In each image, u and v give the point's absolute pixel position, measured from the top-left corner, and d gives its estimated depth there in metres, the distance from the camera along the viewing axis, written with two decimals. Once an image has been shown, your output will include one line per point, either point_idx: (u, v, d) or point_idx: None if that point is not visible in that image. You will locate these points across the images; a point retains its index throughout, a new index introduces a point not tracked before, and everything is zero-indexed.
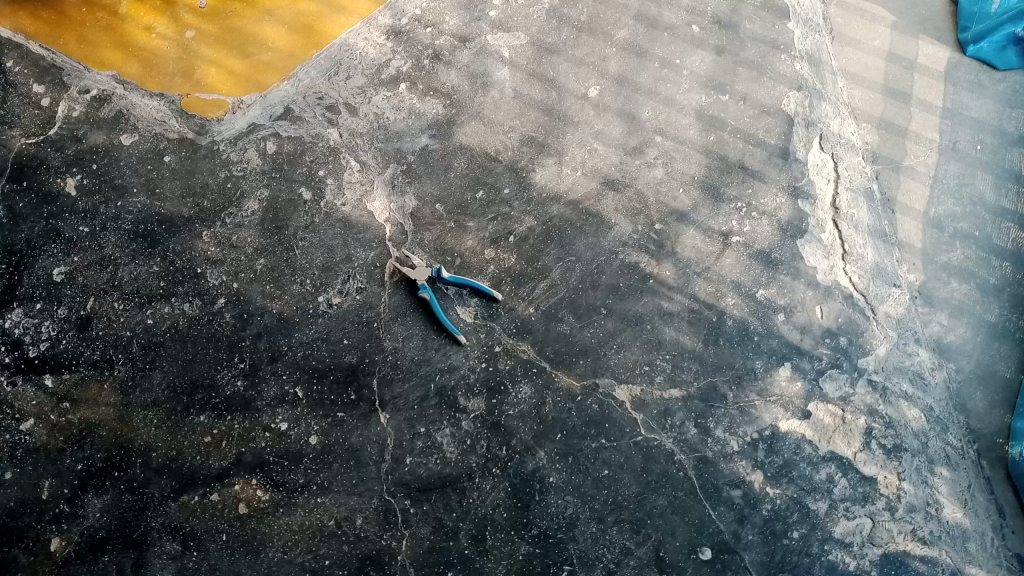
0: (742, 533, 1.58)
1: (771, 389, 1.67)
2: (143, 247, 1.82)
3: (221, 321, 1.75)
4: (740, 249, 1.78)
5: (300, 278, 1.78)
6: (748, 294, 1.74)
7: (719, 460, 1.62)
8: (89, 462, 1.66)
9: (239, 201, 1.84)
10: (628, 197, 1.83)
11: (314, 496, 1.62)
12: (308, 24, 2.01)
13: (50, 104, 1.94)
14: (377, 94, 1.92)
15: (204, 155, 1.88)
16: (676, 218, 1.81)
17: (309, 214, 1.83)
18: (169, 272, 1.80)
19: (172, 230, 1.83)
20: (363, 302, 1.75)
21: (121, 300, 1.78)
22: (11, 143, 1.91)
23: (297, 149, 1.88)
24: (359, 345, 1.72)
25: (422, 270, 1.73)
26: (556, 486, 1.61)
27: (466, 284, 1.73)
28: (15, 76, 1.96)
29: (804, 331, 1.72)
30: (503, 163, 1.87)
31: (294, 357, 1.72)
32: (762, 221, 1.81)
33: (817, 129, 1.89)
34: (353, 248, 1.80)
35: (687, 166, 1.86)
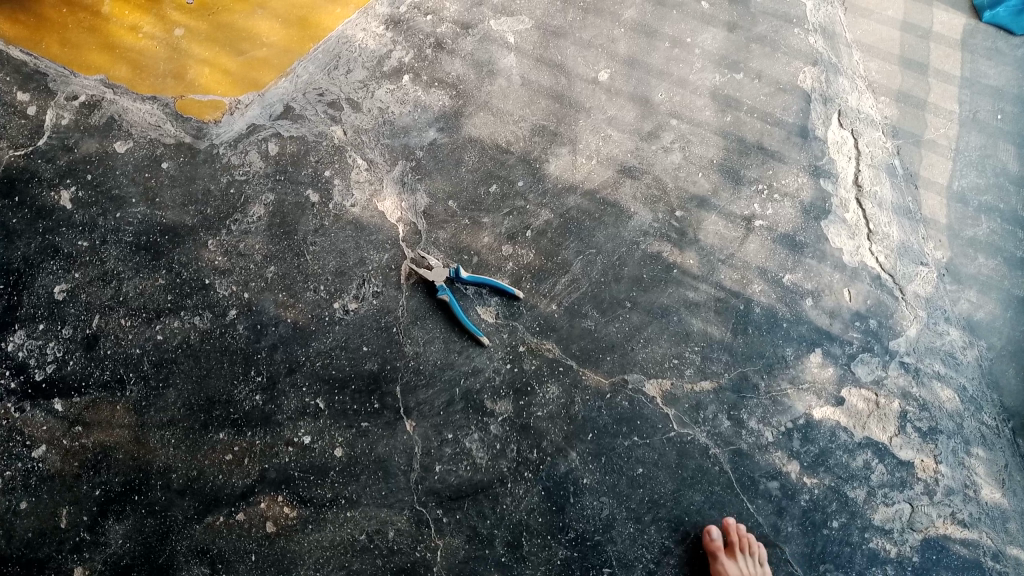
0: (782, 526, 1.56)
1: (803, 376, 1.64)
2: (146, 260, 1.75)
3: (234, 333, 1.70)
4: (763, 234, 1.73)
5: (313, 284, 1.72)
6: (775, 279, 1.70)
7: (755, 452, 1.60)
8: (107, 487, 1.62)
9: (244, 207, 1.78)
10: (646, 184, 1.77)
11: (343, 511, 1.59)
12: (302, 16, 1.92)
13: (36, 113, 1.85)
14: (380, 88, 1.85)
15: (203, 160, 1.80)
16: (696, 204, 1.76)
17: (317, 217, 1.76)
18: (176, 284, 1.73)
19: (176, 241, 1.76)
20: (381, 307, 1.70)
21: (127, 317, 1.71)
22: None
23: (301, 149, 1.81)
24: (380, 351, 1.67)
25: (440, 272, 1.68)
26: (590, 488, 1.58)
27: (486, 284, 1.68)
28: None
29: (833, 315, 1.68)
30: (515, 154, 1.80)
31: (313, 367, 1.67)
32: (784, 203, 1.75)
33: (836, 105, 1.83)
34: (366, 250, 1.74)
35: (705, 149, 1.80)
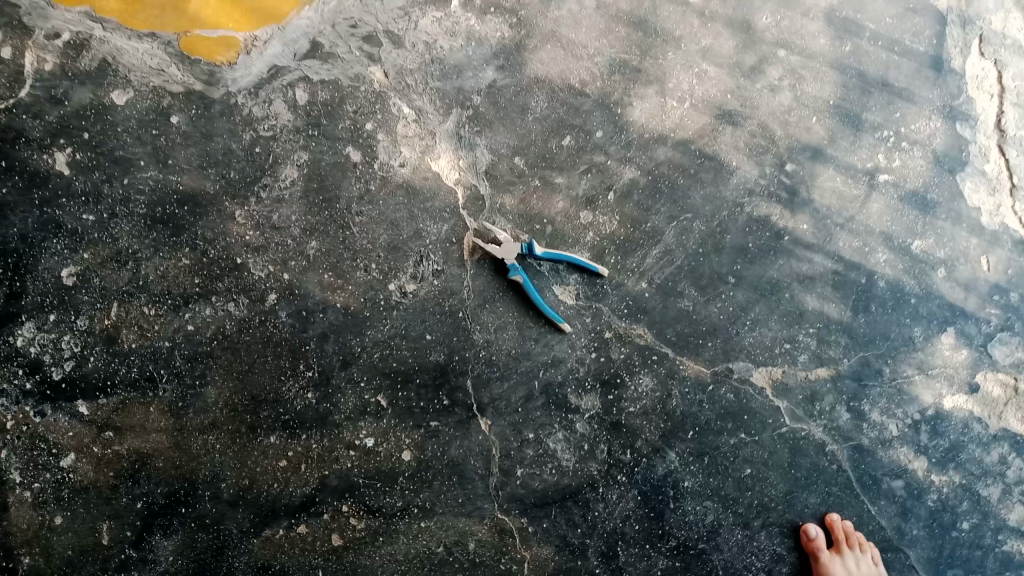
0: (906, 529, 1.43)
1: (931, 360, 1.46)
2: (165, 236, 1.44)
3: (277, 322, 1.45)
4: (889, 191, 1.50)
5: (363, 263, 1.46)
6: (901, 247, 1.49)
7: (877, 448, 1.42)
8: (149, 500, 1.41)
9: (274, 169, 1.46)
10: (750, 132, 1.50)
11: (417, 521, 1.41)
12: None
13: (13, 56, 1.40)
14: (424, 16, 1.48)
15: (219, 112, 1.45)
16: (810, 155, 1.51)
17: (362, 180, 1.47)
18: (203, 264, 1.44)
19: (197, 212, 1.45)
20: (443, 288, 1.45)
21: (151, 304, 1.43)
22: None
23: (335, 97, 1.47)
24: (445, 340, 1.44)
25: (511, 248, 1.42)
26: (692, 492, 1.41)
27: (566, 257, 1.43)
28: None
29: (968, 287, 1.49)
30: (592, 98, 1.50)
31: (371, 359, 1.44)
32: (914, 152, 1.52)
33: (976, 29, 1.55)
34: (421, 221, 1.47)
35: (819, 88, 1.52)
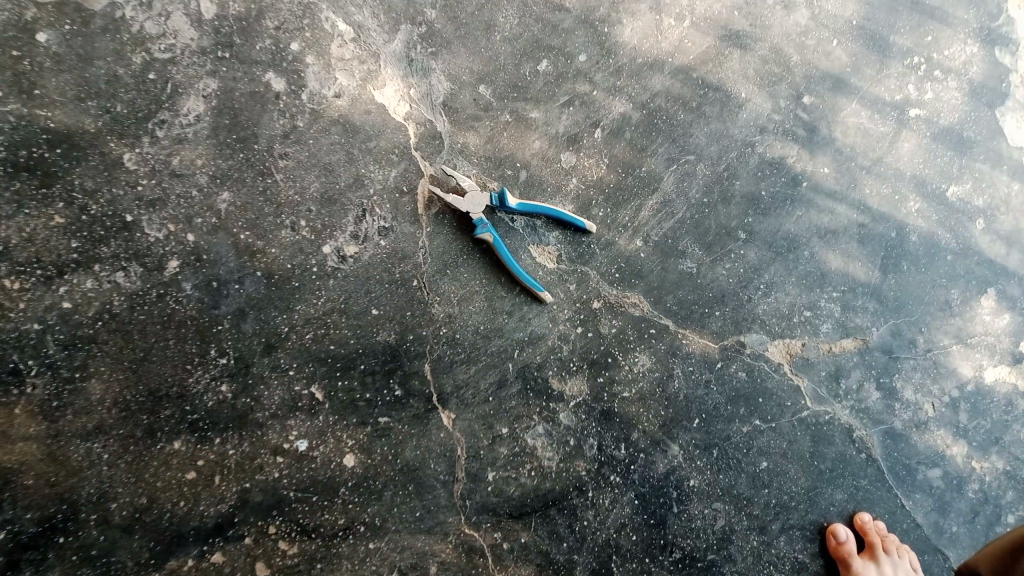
0: (945, 526, 1.21)
1: (970, 328, 1.25)
2: (31, 184, 1.08)
3: (179, 296, 1.14)
4: (920, 129, 1.27)
5: (289, 219, 1.16)
6: (936, 194, 1.27)
7: (911, 432, 1.21)
8: (12, 530, 1.03)
9: (172, 100, 1.15)
10: (762, 57, 1.25)
11: (363, 542, 1.12)
12: None
13: None
14: None
15: (102, 28, 1.12)
16: (831, 86, 1.26)
17: (285, 114, 1.18)
18: (82, 222, 1.10)
19: (74, 155, 1.10)
20: (393, 251, 1.17)
21: (11, 273, 1.06)
22: None
23: (251, 10, 1.18)
24: (396, 315, 1.16)
25: (476, 199, 1.15)
26: (699, 491, 1.16)
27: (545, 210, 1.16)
28: None
29: (1010, 243, 1.28)
30: (572, 14, 1.22)
31: (301, 341, 1.15)
32: (948, 82, 1.29)
33: None
34: (362, 165, 1.18)
35: (839, 6, 1.28)
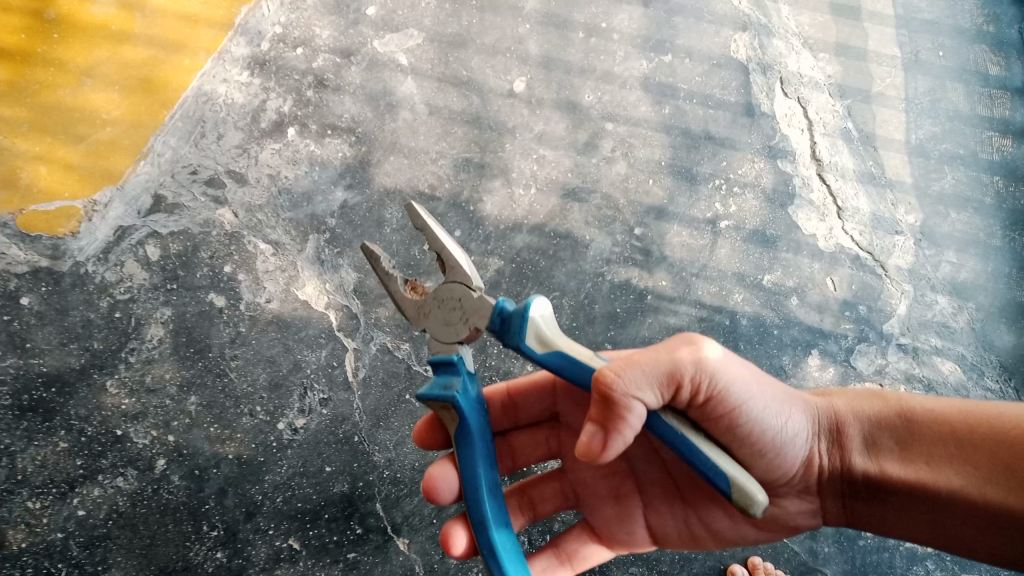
0: (818, 549, 1.46)
1: (802, 381, 1.50)
2: (36, 423, 1.41)
3: (171, 488, 1.40)
4: (732, 235, 1.58)
5: (248, 408, 1.45)
6: (754, 284, 1.55)
7: None
8: None
9: (138, 330, 1.47)
10: (597, 204, 1.58)
11: None
12: (143, 76, 1.61)
13: None
14: (263, 150, 1.58)
15: (71, 284, 1.48)
16: (655, 215, 1.59)
17: (230, 324, 1.49)
18: (82, 445, 1.41)
19: (66, 392, 1.43)
20: (333, 416, 1.47)
21: (34, 497, 1.37)
22: None
23: (189, 246, 1.52)
24: (346, 467, 1.45)
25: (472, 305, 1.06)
26: (616, 562, 1.39)
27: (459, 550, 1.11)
28: None
29: (821, 310, 1.55)
30: (443, 201, 1.57)
31: (274, 505, 1.41)
32: (746, 195, 1.61)
33: (775, 73, 1.69)
34: (298, 352, 1.49)
35: (649, 151, 1.63)
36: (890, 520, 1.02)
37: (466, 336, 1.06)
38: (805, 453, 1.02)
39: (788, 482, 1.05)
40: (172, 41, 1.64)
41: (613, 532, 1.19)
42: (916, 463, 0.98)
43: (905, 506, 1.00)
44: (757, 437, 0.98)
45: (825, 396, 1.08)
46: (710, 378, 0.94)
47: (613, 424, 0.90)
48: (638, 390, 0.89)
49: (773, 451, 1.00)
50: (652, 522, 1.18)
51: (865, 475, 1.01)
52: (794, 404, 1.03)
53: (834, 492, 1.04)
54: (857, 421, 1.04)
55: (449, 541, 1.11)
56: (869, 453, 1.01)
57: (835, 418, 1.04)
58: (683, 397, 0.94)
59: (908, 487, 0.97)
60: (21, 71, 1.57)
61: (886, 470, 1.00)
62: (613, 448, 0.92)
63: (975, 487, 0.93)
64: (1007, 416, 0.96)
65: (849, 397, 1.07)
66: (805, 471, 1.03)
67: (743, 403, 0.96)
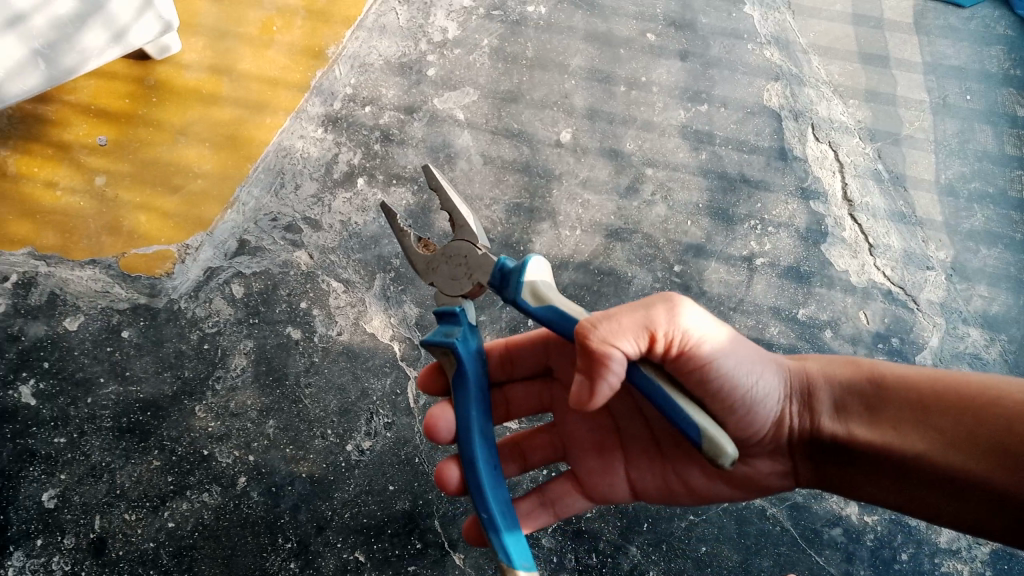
0: (855, 571, 1.51)
1: None
2: (134, 443, 1.58)
3: (250, 503, 1.55)
4: (767, 271, 1.68)
5: (320, 431, 1.60)
6: (789, 317, 1.64)
7: (811, 502, 1.55)
8: None
9: (224, 360, 1.64)
10: (638, 244, 1.70)
11: None
12: (231, 134, 1.81)
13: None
14: (335, 198, 1.76)
15: (166, 319, 1.66)
16: (693, 253, 1.69)
17: (306, 354, 1.65)
18: (173, 463, 1.57)
19: (160, 415, 1.60)
20: (397, 439, 1.61)
21: (131, 509, 1.53)
22: None
23: (269, 285, 1.69)
24: (408, 486, 1.58)
25: (477, 262, 1.25)
26: None
27: (450, 483, 1.29)
28: None
29: (855, 341, 1.62)
30: (496, 241, 1.70)
31: (343, 520, 1.55)
32: (780, 234, 1.71)
33: (807, 119, 1.81)
34: (365, 380, 1.64)
35: (688, 194, 1.74)
36: (857, 477, 1.20)
37: (470, 290, 1.25)
38: (776, 411, 1.22)
39: (762, 438, 1.25)
40: (257, 103, 1.84)
41: (595, 482, 1.36)
42: (885, 425, 1.15)
43: (872, 464, 1.17)
44: (732, 395, 1.19)
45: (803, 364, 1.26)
46: (684, 335, 1.13)
47: (598, 370, 1.08)
48: (619, 342, 1.08)
49: (747, 406, 1.20)
50: (633, 476, 1.36)
51: (833, 434, 1.19)
52: (766, 368, 1.22)
53: (802, 447, 1.24)
54: (828, 387, 1.22)
55: (443, 473, 1.29)
56: (837, 416, 1.20)
57: (807, 384, 1.23)
58: (660, 351, 1.13)
59: (873, 445, 1.15)
60: (126, 133, 1.79)
61: (851, 431, 1.18)
62: (600, 394, 1.09)
63: (938, 451, 1.10)
64: (970, 383, 1.12)
65: (825, 365, 1.25)
66: (777, 428, 1.23)
67: (719, 364, 1.16)
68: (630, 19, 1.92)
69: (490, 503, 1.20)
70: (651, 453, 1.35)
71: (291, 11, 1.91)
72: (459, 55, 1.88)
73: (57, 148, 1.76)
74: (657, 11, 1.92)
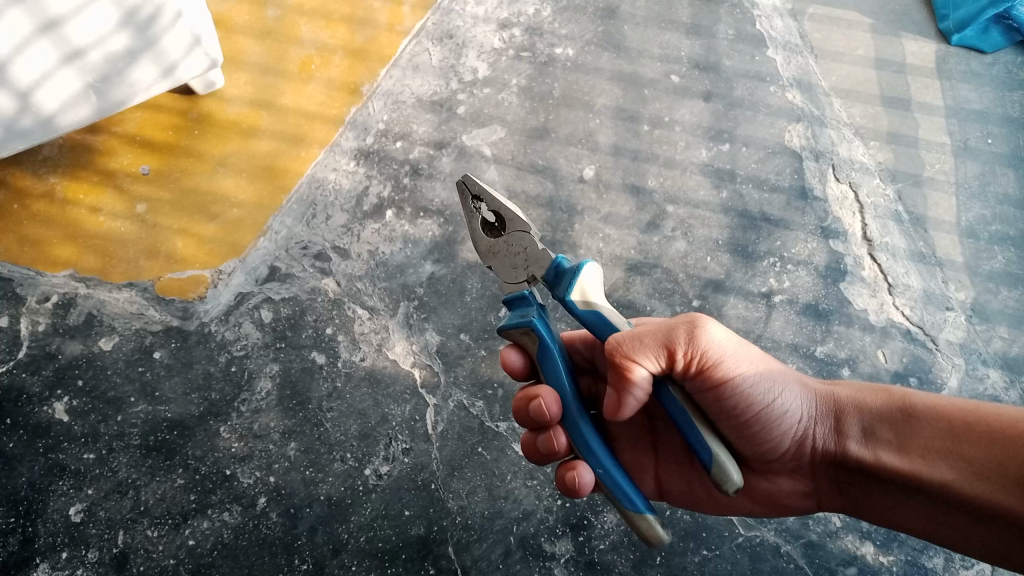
0: None
1: None
2: (159, 461, 1.62)
3: (269, 523, 1.58)
4: (786, 309, 1.69)
5: (339, 454, 1.63)
6: (808, 354, 1.65)
7: (826, 541, 1.56)
8: None
9: (250, 383, 1.68)
10: (657, 278, 1.73)
11: None
12: (267, 165, 1.88)
13: (34, 328, 1.70)
14: (364, 229, 1.81)
15: (196, 341, 1.71)
16: (712, 289, 1.71)
17: (329, 379, 1.69)
18: (197, 482, 1.60)
19: (186, 435, 1.64)
20: (413, 465, 1.63)
21: (153, 526, 1.57)
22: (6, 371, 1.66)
23: (297, 311, 1.74)
24: (423, 512, 1.59)
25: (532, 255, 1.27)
26: None
27: (558, 449, 1.33)
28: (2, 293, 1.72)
29: (873, 380, 1.63)
30: None
31: (358, 543, 1.57)
32: (799, 271, 1.73)
33: (828, 160, 1.84)
34: (386, 406, 1.67)
35: (708, 230, 1.77)
36: (882, 500, 1.23)
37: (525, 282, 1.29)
38: (798, 428, 1.27)
39: (785, 454, 1.30)
40: (293, 135, 1.91)
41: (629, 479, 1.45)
42: (911, 454, 1.17)
43: (897, 488, 1.20)
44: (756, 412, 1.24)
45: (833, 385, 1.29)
46: (704, 353, 1.19)
47: (627, 383, 1.18)
48: (642, 358, 1.17)
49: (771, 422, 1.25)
50: (662, 477, 1.43)
51: (857, 458, 1.22)
52: (792, 386, 1.26)
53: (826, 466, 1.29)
54: (857, 412, 1.24)
55: (551, 439, 1.33)
56: (865, 442, 1.22)
57: (837, 407, 1.26)
58: (680, 368, 1.20)
59: (897, 472, 1.17)
60: (167, 163, 1.87)
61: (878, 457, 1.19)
62: (627, 405, 1.21)
63: (965, 481, 1.11)
64: (1003, 416, 1.13)
65: (855, 387, 1.27)
66: (801, 446, 1.28)
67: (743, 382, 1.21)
68: (656, 61, 1.96)
69: (602, 460, 1.24)
70: (682, 460, 1.42)
71: (330, 49, 1.99)
72: (488, 94, 1.93)
73: (102, 176, 1.85)
74: (681, 53, 1.97)
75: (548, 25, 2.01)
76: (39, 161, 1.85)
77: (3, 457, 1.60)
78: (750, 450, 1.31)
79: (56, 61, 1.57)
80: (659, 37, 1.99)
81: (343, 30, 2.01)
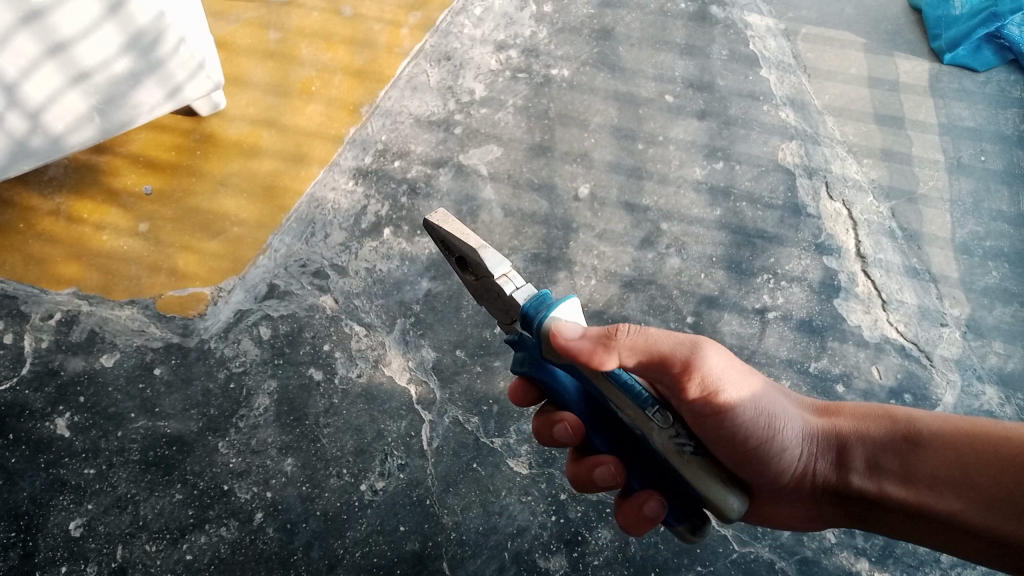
0: None
1: None
2: (158, 476, 1.63)
3: (266, 538, 1.59)
4: (780, 325, 1.70)
5: (335, 470, 1.64)
6: (802, 370, 1.66)
7: (821, 556, 1.60)
8: None
9: (248, 399, 1.70)
10: (651, 295, 1.74)
11: None
12: (268, 185, 1.91)
13: (37, 345, 1.73)
14: (362, 247, 1.84)
15: (196, 358, 1.73)
16: (706, 305, 1.72)
17: (325, 395, 1.70)
18: (194, 497, 1.62)
19: (185, 450, 1.66)
20: (408, 481, 1.64)
21: (151, 540, 1.58)
22: (8, 387, 1.69)
23: (295, 327, 1.76)
24: (417, 528, 1.60)
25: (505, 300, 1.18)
26: None
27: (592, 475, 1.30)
28: (6, 309, 1.75)
29: (868, 395, 1.63)
30: None
31: (353, 558, 1.57)
32: (793, 288, 1.74)
33: (821, 177, 1.85)
34: (381, 422, 1.69)
35: (702, 247, 1.78)
36: (887, 526, 1.24)
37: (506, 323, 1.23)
38: (802, 462, 1.25)
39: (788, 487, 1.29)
40: (294, 155, 1.94)
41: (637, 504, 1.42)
42: (919, 483, 1.18)
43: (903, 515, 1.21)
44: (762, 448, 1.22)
45: (834, 412, 1.29)
46: (703, 381, 1.16)
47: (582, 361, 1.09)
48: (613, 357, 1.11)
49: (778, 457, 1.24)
50: None
51: (863, 489, 1.23)
52: (796, 419, 1.25)
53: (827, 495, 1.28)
54: (861, 441, 1.24)
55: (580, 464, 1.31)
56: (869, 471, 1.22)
57: (840, 438, 1.25)
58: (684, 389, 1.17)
59: (908, 503, 1.18)
60: (170, 182, 1.90)
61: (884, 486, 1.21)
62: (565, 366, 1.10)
63: (972, 508, 1.14)
64: (1003, 438, 1.14)
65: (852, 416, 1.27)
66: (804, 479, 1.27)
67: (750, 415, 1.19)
68: (651, 81, 1.99)
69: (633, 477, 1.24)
70: None
71: (330, 71, 2.03)
72: (486, 114, 1.96)
73: (106, 195, 1.88)
74: (676, 73, 1.99)
75: (544, 47, 2.04)
76: (45, 182, 1.89)
77: (4, 472, 1.62)
78: (754, 486, 1.30)
79: (64, 82, 1.61)
80: (653, 57, 2.02)
81: (343, 52, 2.05)
